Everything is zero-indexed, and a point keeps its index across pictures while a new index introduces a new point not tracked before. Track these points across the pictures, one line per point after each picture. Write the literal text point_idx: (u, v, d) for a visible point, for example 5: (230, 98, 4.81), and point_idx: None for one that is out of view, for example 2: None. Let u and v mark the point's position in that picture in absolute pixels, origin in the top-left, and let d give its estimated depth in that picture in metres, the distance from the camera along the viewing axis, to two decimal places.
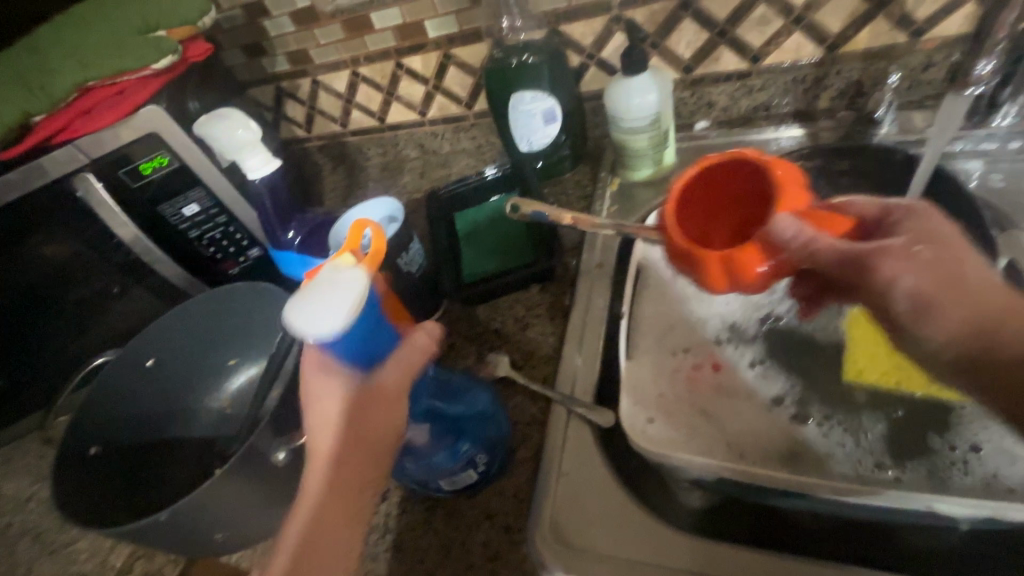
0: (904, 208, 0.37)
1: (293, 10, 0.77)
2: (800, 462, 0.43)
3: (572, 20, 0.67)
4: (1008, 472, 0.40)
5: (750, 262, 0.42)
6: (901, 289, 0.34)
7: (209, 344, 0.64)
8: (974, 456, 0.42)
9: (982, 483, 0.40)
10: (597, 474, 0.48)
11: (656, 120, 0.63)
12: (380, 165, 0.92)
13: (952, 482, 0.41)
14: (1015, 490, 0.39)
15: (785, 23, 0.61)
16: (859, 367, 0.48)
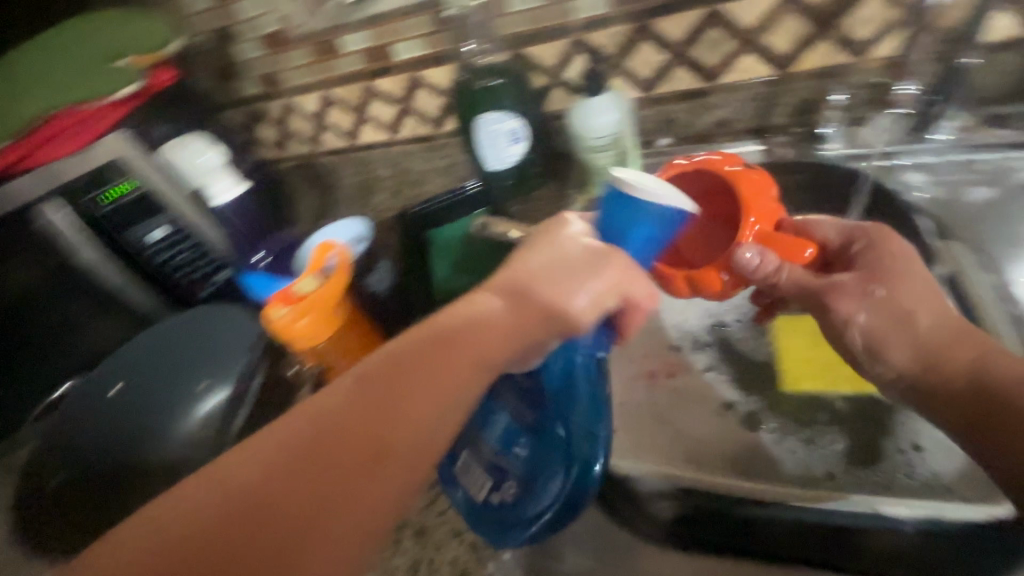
0: (865, 241, 0.44)
1: (262, 35, 0.78)
2: (755, 464, 0.46)
3: (534, 43, 0.69)
4: (945, 469, 0.43)
5: (711, 277, 0.46)
6: (858, 326, 0.42)
7: (172, 362, 0.60)
8: (917, 455, 0.44)
9: (923, 483, 0.43)
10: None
11: (615, 139, 0.66)
12: (354, 184, 0.93)
13: (896, 482, 0.44)
14: (952, 490, 0.42)
15: (737, 44, 0.63)
16: (796, 375, 0.50)
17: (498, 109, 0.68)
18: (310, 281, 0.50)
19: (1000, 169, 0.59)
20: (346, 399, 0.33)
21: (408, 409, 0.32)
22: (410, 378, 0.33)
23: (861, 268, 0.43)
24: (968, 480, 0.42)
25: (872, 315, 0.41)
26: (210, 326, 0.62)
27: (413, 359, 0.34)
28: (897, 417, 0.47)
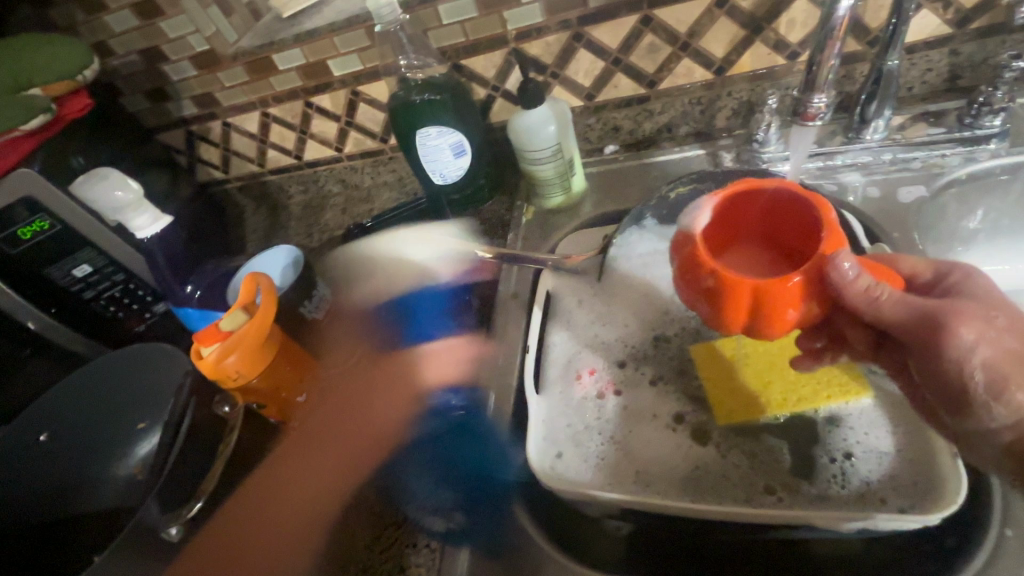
0: (964, 273, 0.41)
1: (192, 54, 0.75)
2: (700, 483, 0.46)
3: (472, 55, 0.67)
4: (881, 478, 0.43)
5: (785, 307, 0.40)
6: (978, 362, 0.38)
7: (110, 405, 0.57)
8: (850, 465, 0.44)
9: (858, 494, 0.43)
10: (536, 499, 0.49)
11: (557, 151, 0.65)
12: (302, 204, 0.90)
13: (832, 495, 0.43)
14: (885, 500, 0.42)
15: (673, 50, 0.63)
16: (730, 408, 0.49)
17: (440, 124, 0.65)
18: (237, 316, 0.48)
19: (930, 169, 0.58)
20: (265, 478, 0.52)
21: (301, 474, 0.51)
22: (301, 452, 0.53)
23: (970, 295, 0.40)
24: (900, 488, 0.42)
25: (993, 349, 0.37)
26: (147, 367, 0.59)
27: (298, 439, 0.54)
28: (832, 423, 0.47)
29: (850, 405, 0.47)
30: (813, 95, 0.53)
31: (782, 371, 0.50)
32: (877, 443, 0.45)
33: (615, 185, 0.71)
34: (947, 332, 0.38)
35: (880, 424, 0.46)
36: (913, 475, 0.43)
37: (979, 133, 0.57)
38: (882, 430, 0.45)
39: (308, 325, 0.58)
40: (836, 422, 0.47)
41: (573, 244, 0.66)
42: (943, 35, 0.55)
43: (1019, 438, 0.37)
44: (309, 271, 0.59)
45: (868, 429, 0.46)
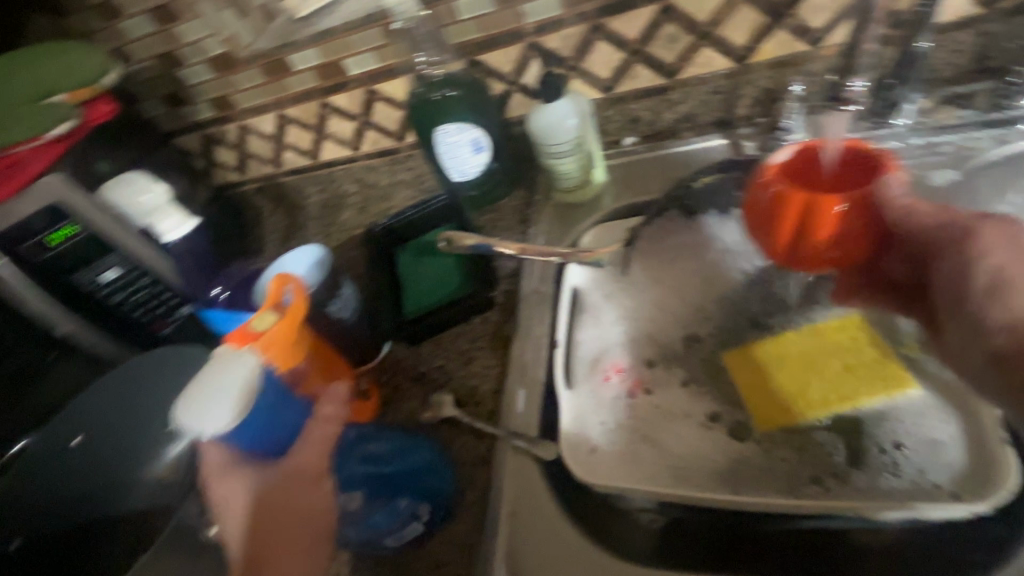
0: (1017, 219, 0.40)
1: (208, 57, 0.75)
2: (743, 475, 0.46)
3: (488, 50, 0.67)
4: (933, 468, 0.43)
5: (826, 218, 0.45)
6: (986, 266, 0.36)
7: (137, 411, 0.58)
8: (902, 455, 0.44)
9: (911, 484, 0.43)
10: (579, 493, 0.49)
11: (578, 143, 0.64)
12: (321, 203, 0.89)
13: (886, 486, 0.43)
14: (939, 486, 0.42)
15: (693, 39, 0.62)
16: (767, 414, 0.48)
17: (459, 121, 0.65)
18: (268, 316, 0.47)
19: (961, 153, 0.58)
20: None
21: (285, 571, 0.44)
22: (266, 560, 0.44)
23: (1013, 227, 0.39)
24: (953, 474, 0.42)
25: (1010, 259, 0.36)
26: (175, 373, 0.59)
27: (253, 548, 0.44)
28: (880, 416, 0.46)
29: (898, 400, 0.46)
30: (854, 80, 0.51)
31: (820, 366, 0.49)
32: (928, 433, 0.45)
33: (635, 177, 0.71)
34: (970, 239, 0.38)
35: (928, 414, 0.45)
36: (964, 463, 0.43)
37: (1010, 114, 0.57)
38: (929, 419, 0.45)
39: (333, 325, 0.56)
40: (884, 415, 0.46)
41: (594, 237, 0.67)
42: (973, 15, 0.54)
43: (1010, 342, 0.33)
44: (332, 272, 0.58)
45: (915, 421, 0.45)
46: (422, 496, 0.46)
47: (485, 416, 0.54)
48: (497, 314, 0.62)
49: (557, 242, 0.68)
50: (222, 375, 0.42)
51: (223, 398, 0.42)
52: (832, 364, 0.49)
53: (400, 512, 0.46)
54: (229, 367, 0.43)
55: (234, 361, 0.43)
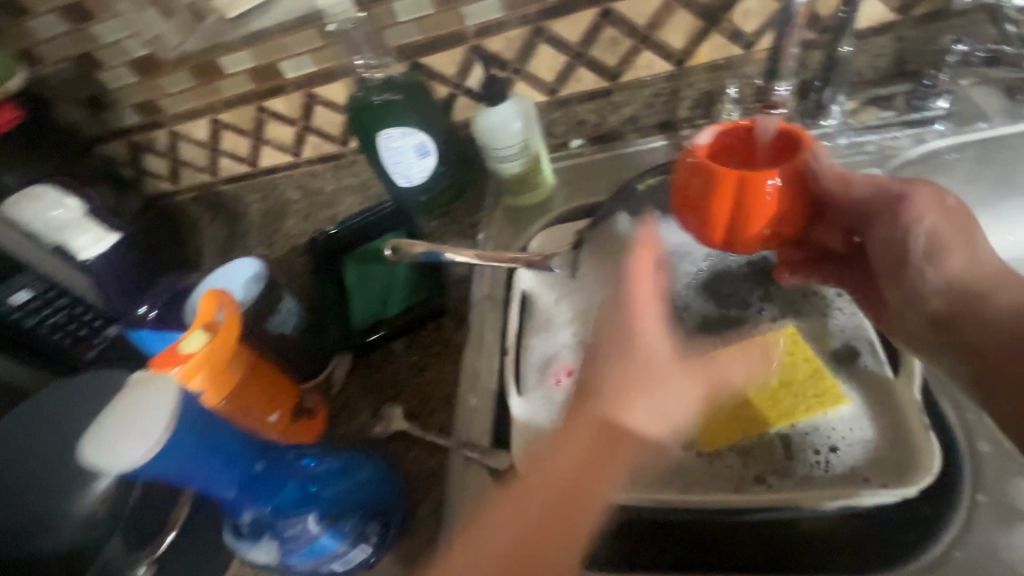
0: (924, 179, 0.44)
1: (130, 60, 0.71)
2: (687, 477, 0.46)
3: (430, 52, 0.66)
4: (864, 461, 0.44)
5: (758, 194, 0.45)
6: (923, 227, 0.41)
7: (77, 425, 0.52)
8: (835, 455, 0.45)
9: (841, 477, 0.44)
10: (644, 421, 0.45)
11: (524, 146, 0.64)
12: (261, 212, 0.84)
13: (813, 477, 0.44)
14: (868, 478, 0.43)
15: (633, 43, 0.63)
16: (710, 434, 0.47)
17: (403, 125, 0.64)
18: (199, 334, 0.45)
19: (883, 152, 0.59)
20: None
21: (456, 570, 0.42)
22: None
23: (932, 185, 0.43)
24: (882, 464, 0.43)
25: (937, 223, 0.41)
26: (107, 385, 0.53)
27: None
28: (812, 424, 0.46)
29: (829, 415, 0.46)
30: (779, 83, 0.53)
31: (755, 385, 0.48)
32: (859, 433, 0.45)
33: (583, 179, 0.71)
34: (904, 200, 0.42)
35: (861, 409, 0.46)
36: (891, 454, 0.44)
37: (926, 115, 0.59)
38: (859, 420, 0.46)
39: (270, 340, 0.54)
40: (814, 424, 0.46)
41: (543, 239, 0.66)
42: (888, 21, 0.58)
43: (944, 307, 0.40)
44: (270, 286, 0.55)
45: (847, 423, 0.46)
46: (370, 514, 0.43)
47: (436, 428, 0.53)
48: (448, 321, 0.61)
49: (506, 246, 0.67)
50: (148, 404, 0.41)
51: (148, 427, 0.40)
52: (767, 383, 0.48)
53: (346, 534, 0.42)
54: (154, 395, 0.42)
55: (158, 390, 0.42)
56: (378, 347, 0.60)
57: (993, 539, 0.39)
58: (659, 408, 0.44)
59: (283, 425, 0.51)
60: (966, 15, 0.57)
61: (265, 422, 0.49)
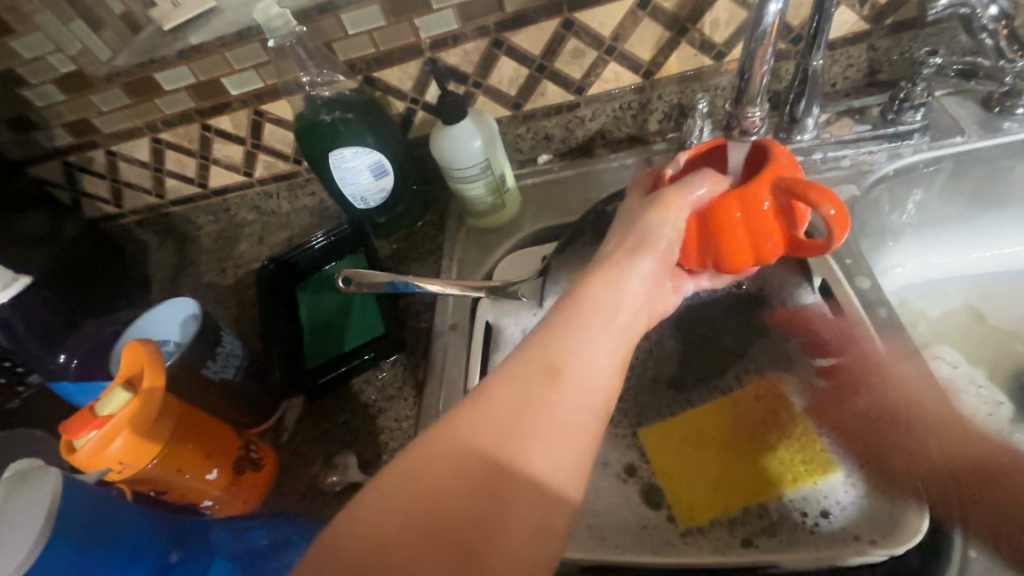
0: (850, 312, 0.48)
1: (57, 76, 0.65)
2: (656, 538, 0.43)
3: (384, 66, 0.61)
4: (854, 523, 0.41)
5: (720, 209, 0.43)
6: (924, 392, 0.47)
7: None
8: (824, 520, 0.41)
9: (827, 538, 0.41)
10: (578, 365, 0.37)
11: (486, 166, 0.60)
12: (214, 234, 0.81)
13: (796, 538, 0.41)
14: (858, 536, 0.40)
15: (599, 55, 0.60)
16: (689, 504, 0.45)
17: (358, 144, 0.59)
18: (120, 394, 0.40)
19: (859, 166, 0.56)
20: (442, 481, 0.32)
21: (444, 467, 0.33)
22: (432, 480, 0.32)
23: None
24: (871, 520, 0.40)
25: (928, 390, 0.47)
26: (28, 442, 0.48)
27: (422, 504, 0.32)
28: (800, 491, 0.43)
29: (819, 484, 0.43)
30: (748, 109, 0.48)
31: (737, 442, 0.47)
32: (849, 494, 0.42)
33: (551, 196, 0.68)
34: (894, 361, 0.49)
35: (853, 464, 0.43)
36: (876, 508, 0.41)
37: (901, 129, 0.56)
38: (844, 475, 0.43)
39: (213, 387, 0.50)
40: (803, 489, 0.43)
41: (509, 265, 0.62)
42: (860, 31, 0.55)
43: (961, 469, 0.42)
44: (209, 321, 0.51)
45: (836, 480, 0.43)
46: None
47: None
48: (411, 357, 0.57)
49: (471, 270, 0.64)
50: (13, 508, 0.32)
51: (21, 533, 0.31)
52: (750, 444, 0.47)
53: None
54: (26, 492, 0.32)
55: (32, 484, 0.33)
56: (335, 388, 0.55)
57: None
58: (595, 360, 0.38)
59: (226, 481, 0.46)
60: (940, 24, 0.55)
61: (201, 480, 0.44)
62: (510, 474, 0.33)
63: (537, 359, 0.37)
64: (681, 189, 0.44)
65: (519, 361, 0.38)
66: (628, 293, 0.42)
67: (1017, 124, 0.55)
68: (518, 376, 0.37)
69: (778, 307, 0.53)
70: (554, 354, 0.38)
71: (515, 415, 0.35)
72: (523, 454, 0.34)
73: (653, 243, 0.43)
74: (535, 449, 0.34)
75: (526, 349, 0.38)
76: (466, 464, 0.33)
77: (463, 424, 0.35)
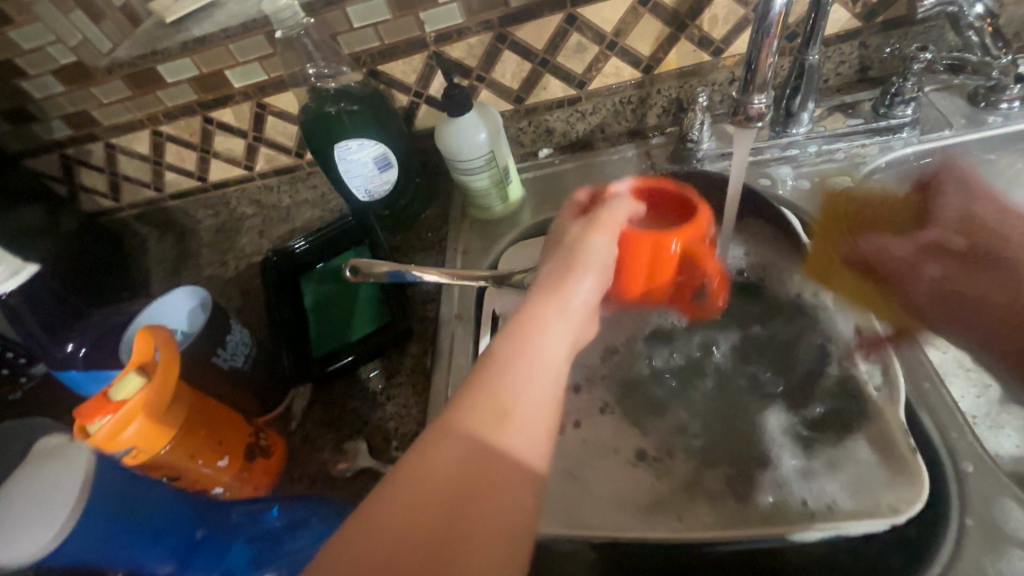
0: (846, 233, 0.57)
1: (57, 68, 0.64)
2: (658, 514, 0.46)
3: (388, 60, 0.62)
4: (846, 493, 0.44)
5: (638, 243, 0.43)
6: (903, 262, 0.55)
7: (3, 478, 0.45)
8: (815, 487, 0.45)
9: (823, 507, 0.44)
10: (529, 400, 0.34)
11: (491, 159, 0.61)
12: (213, 228, 0.81)
13: (788, 507, 0.45)
14: (851, 506, 0.43)
15: (600, 50, 0.61)
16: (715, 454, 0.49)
17: (361, 136, 0.59)
18: (132, 379, 0.40)
19: (852, 159, 0.59)
20: (395, 542, 0.28)
21: (396, 522, 0.29)
22: (382, 543, 0.28)
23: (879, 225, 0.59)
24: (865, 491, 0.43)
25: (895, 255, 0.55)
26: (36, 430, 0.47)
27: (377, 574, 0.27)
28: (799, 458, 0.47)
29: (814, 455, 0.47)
30: (753, 97, 0.50)
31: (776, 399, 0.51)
32: (846, 463, 0.45)
33: (552, 189, 0.69)
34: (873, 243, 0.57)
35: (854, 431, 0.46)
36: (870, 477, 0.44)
37: (893, 122, 0.58)
38: (840, 458, 0.46)
39: (224, 374, 0.50)
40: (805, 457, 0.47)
41: (513, 257, 0.63)
42: (853, 28, 0.58)
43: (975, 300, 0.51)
44: (218, 311, 0.51)
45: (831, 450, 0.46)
46: None
47: None
48: (418, 345, 0.58)
49: (475, 261, 0.64)
50: (53, 475, 0.40)
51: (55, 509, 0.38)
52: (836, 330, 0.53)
53: None
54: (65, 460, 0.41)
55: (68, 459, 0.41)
56: (343, 376, 0.56)
57: (984, 567, 0.37)
58: (543, 392, 0.35)
59: (236, 468, 0.46)
60: (928, 23, 0.57)
61: (213, 468, 0.44)
62: (477, 515, 0.30)
63: (486, 398, 0.34)
64: (613, 212, 0.44)
65: (468, 394, 0.34)
66: (573, 321, 0.40)
67: (1001, 119, 0.57)
68: (463, 418, 0.33)
69: (777, 289, 0.56)
70: (503, 394, 0.34)
71: (469, 460, 0.32)
72: (479, 502, 0.30)
73: (588, 266, 0.42)
74: (494, 490, 0.31)
75: (463, 397, 0.34)
76: (420, 520, 0.29)
77: (418, 472, 0.31)
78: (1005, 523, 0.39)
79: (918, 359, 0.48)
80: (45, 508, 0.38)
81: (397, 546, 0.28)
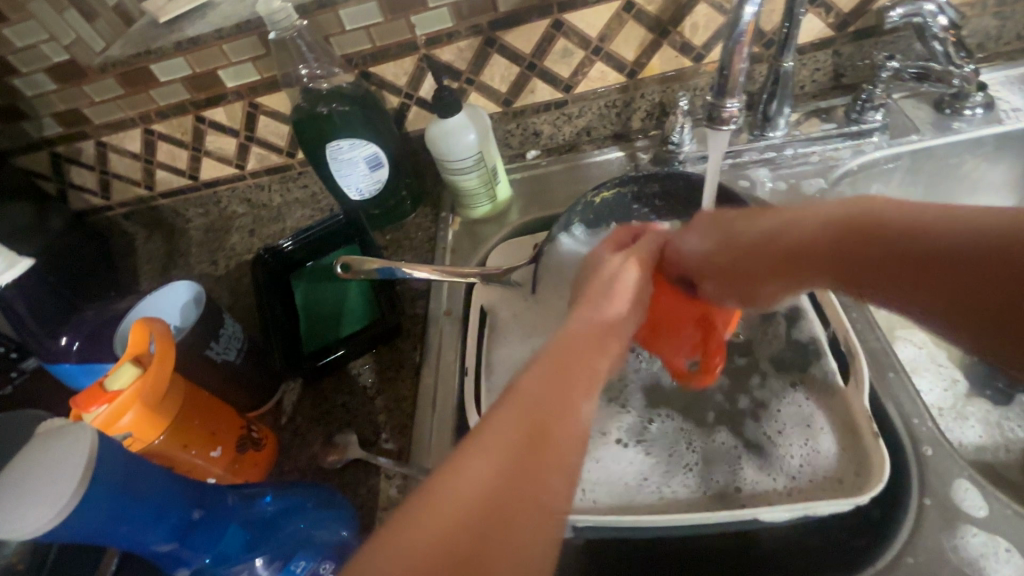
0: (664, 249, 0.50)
1: (49, 66, 0.64)
2: (633, 498, 0.48)
3: (380, 62, 0.64)
4: (806, 474, 0.47)
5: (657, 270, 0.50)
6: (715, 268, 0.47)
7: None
8: (779, 471, 0.48)
9: (785, 489, 0.47)
10: (571, 415, 0.34)
11: (480, 159, 0.62)
12: (203, 227, 0.81)
13: (746, 489, 0.48)
14: (811, 487, 0.46)
15: (586, 55, 0.63)
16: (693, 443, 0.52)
17: (353, 137, 0.61)
18: (128, 369, 0.41)
19: (826, 162, 0.61)
20: (437, 534, 0.27)
21: (439, 511, 0.28)
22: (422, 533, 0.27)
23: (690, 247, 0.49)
24: (827, 474, 0.46)
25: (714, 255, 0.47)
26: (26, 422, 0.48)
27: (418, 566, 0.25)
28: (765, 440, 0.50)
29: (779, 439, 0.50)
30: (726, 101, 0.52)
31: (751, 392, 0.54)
32: (812, 448, 0.48)
33: (539, 189, 0.71)
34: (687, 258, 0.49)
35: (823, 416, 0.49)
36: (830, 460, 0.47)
37: (864, 127, 0.61)
38: (804, 439, 0.49)
39: (217, 367, 0.51)
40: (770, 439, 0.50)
41: (500, 255, 0.65)
42: (826, 37, 0.60)
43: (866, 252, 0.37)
44: (211, 305, 0.52)
45: (798, 437, 0.49)
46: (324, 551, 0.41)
47: (393, 453, 0.51)
48: (407, 340, 0.59)
49: (463, 260, 0.66)
50: (48, 457, 0.34)
51: (52, 492, 0.32)
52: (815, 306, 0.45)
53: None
54: (66, 437, 0.34)
55: (70, 434, 0.35)
56: (334, 370, 0.57)
57: (941, 542, 0.40)
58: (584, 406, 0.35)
59: (228, 459, 0.47)
60: (896, 33, 0.60)
61: (206, 458, 0.45)
62: (490, 548, 0.27)
63: (530, 406, 0.33)
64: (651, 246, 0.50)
65: (496, 419, 0.32)
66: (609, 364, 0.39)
67: (965, 125, 0.60)
68: (501, 421, 0.32)
69: None
70: (544, 405, 0.33)
71: (512, 461, 0.30)
72: (523, 501, 0.29)
73: (618, 304, 0.43)
74: (536, 492, 0.30)
75: (503, 403, 0.33)
76: (463, 516, 0.28)
77: (436, 500, 0.28)
78: (962, 503, 0.41)
79: (884, 352, 0.51)
80: (38, 490, 0.32)
81: (438, 538, 0.26)
